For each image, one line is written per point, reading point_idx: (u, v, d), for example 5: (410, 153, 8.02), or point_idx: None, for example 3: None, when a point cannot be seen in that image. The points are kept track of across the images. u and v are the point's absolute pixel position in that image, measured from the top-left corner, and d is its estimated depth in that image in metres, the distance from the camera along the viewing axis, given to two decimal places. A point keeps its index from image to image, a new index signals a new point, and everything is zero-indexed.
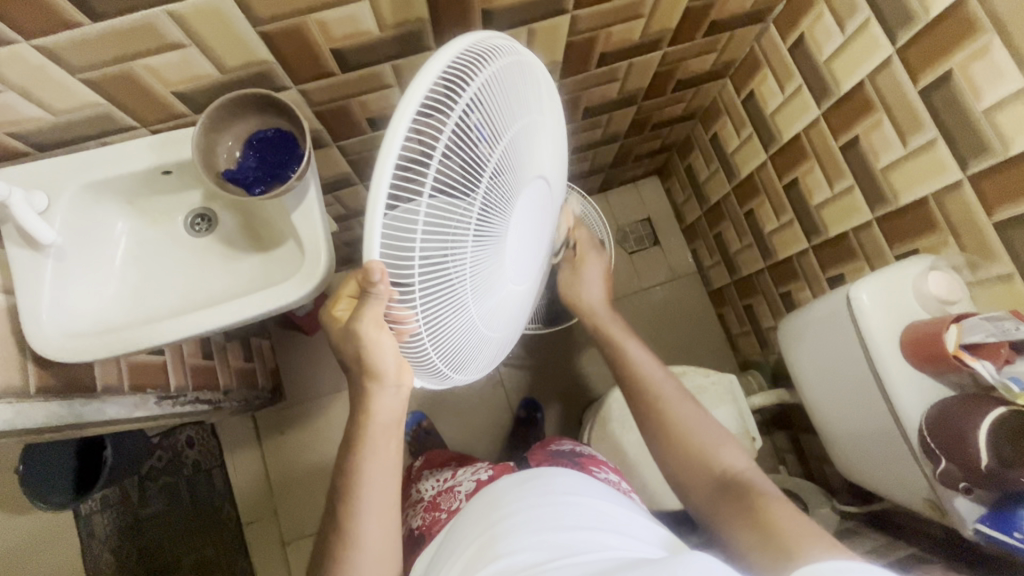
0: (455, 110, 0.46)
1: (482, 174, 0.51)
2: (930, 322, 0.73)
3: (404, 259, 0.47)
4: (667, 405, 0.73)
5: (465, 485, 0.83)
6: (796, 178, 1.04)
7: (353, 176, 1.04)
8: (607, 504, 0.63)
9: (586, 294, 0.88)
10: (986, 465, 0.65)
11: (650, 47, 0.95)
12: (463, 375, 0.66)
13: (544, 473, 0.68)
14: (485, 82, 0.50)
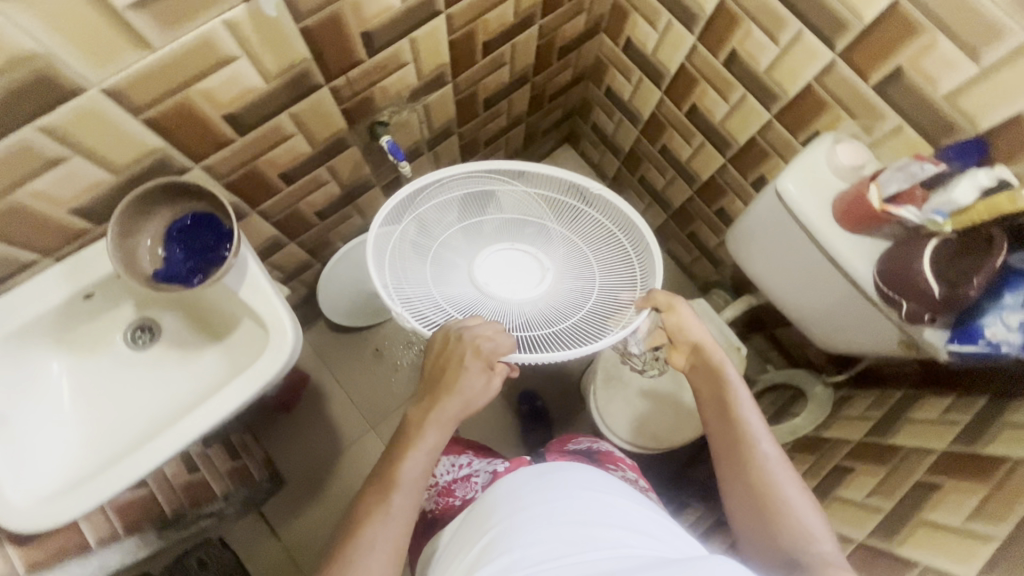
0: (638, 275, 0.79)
1: (570, 282, 0.81)
2: (855, 188, 0.80)
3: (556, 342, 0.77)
4: (758, 461, 0.68)
5: (482, 476, 0.82)
6: (694, 102, 1.10)
7: (281, 237, 1.00)
8: (627, 500, 0.63)
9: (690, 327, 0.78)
10: (940, 294, 0.73)
11: (527, 23, 0.97)
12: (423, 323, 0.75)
13: (559, 469, 0.69)
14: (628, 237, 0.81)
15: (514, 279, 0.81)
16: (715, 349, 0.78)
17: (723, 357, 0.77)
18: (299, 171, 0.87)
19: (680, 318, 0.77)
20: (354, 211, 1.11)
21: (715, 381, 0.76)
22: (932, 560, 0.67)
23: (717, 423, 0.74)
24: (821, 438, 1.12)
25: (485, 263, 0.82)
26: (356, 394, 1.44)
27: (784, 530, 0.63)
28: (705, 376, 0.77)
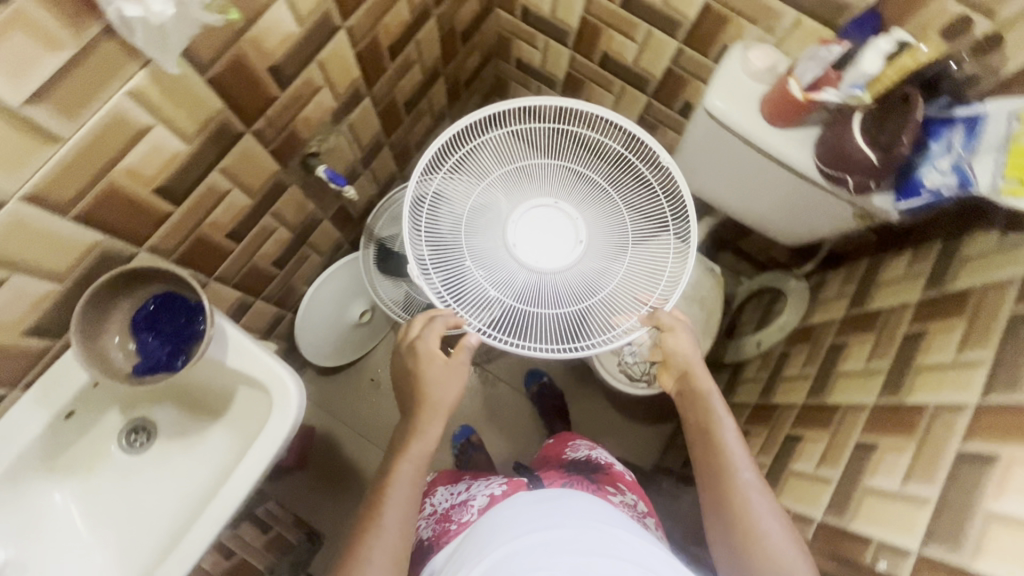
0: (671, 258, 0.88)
1: (597, 258, 0.89)
2: (776, 86, 0.84)
3: (565, 324, 0.87)
4: (740, 490, 0.71)
5: (477, 498, 0.81)
6: (604, 49, 1.13)
7: (248, 293, 1.00)
8: (630, 535, 0.66)
9: (681, 348, 0.83)
10: (877, 160, 0.78)
11: (423, 16, 0.97)
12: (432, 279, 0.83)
13: (562, 498, 0.72)
14: (666, 217, 0.89)
15: (547, 248, 0.88)
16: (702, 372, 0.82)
17: (710, 384, 0.80)
18: (245, 226, 0.85)
19: (678, 338, 0.83)
20: (310, 249, 1.13)
21: (702, 407, 0.80)
22: (938, 399, 0.74)
23: (703, 450, 0.77)
24: (810, 327, 1.19)
25: (521, 222, 0.88)
26: (370, 429, 1.41)
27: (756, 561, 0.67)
28: (695, 400, 0.81)
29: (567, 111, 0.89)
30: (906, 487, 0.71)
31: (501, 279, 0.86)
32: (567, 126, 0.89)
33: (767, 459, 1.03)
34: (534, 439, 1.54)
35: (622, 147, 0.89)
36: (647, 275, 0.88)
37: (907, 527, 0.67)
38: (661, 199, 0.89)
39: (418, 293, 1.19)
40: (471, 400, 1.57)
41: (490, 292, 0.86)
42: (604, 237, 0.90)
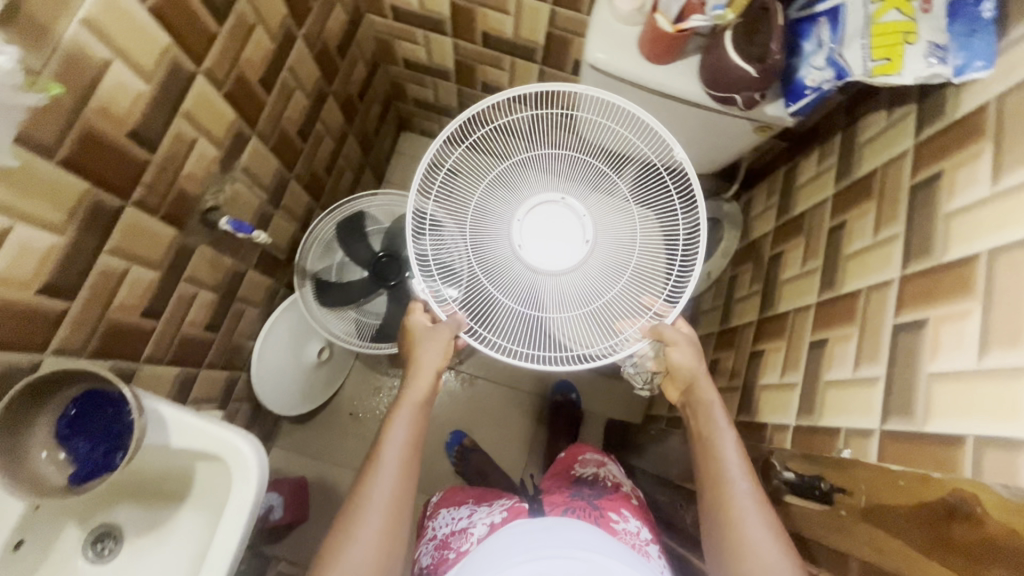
0: (679, 266, 0.84)
1: (604, 266, 0.86)
2: (647, 25, 0.85)
3: (553, 341, 0.85)
4: (736, 497, 0.71)
5: (477, 528, 0.83)
6: (482, 27, 1.14)
7: (186, 367, 0.95)
8: (622, 566, 0.63)
9: (683, 363, 0.82)
10: (756, 71, 0.78)
11: (289, 41, 0.94)
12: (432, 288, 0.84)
13: (555, 525, 0.70)
14: (676, 221, 0.85)
15: (552, 246, 0.85)
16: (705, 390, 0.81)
17: (717, 402, 0.80)
18: (160, 300, 0.82)
19: (682, 354, 0.81)
20: (243, 303, 1.09)
21: (702, 414, 0.80)
22: (868, 281, 0.77)
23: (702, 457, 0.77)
24: (749, 245, 1.22)
25: (526, 219, 0.86)
26: (359, 459, 1.45)
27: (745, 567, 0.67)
28: (699, 410, 0.80)
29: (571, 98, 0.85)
30: (858, 372, 0.73)
31: (497, 284, 0.85)
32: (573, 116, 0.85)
33: (739, 381, 1.06)
34: (526, 424, 1.55)
35: (632, 134, 0.86)
36: (653, 289, 0.85)
37: (865, 410, 0.70)
38: (672, 195, 0.85)
39: (366, 315, 1.21)
40: (454, 404, 1.56)
41: (489, 296, 0.85)
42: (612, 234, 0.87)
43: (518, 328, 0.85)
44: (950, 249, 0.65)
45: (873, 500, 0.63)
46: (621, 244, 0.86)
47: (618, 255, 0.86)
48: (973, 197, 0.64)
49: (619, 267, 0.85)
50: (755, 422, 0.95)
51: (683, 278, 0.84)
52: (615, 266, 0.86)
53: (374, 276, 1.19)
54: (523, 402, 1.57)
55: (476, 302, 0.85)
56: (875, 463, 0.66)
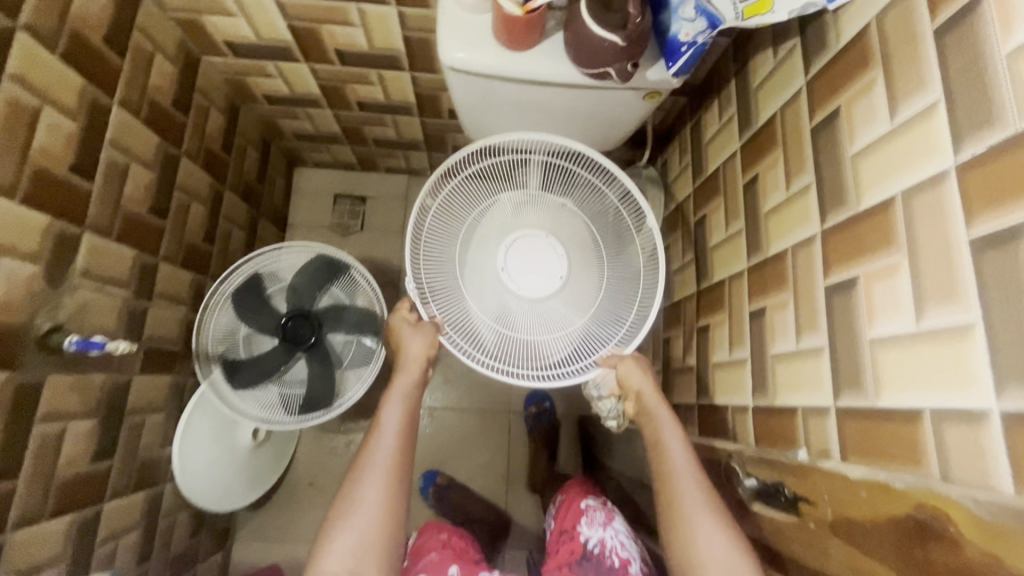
0: (635, 309, 0.91)
1: (569, 304, 0.93)
2: (496, 12, 0.75)
3: (513, 362, 0.90)
4: (689, 506, 0.73)
5: None
6: (332, 46, 1.02)
7: (81, 509, 0.83)
8: None
9: (634, 383, 0.87)
10: (625, 38, 0.70)
11: (101, 112, 0.81)
12: (426, 295, 0.89)
13: None
14: (637, 266, 0.93)
15: (527, 277, 0.92)
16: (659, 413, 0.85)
17: (665, 413, 0.84)
18: (5, 454, 0.69)
19: (644, 381, 0.87)
20: (140, 415, 0.96)
21: (654, 427, 0.84)
22: (792, 240, 0.71)
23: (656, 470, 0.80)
24: (673, 213, 1.16)
25: (509, 249, 0.93)
26: None
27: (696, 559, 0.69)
28: (652, 422, 0.84)
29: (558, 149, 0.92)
30: (801, 343, 0.68)
31: (477, 302, 0.91)
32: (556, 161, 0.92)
33: (692, 360, 1.00)
34: (498, 444, 1.47)
35: (600, 179, 0.93)
36: (613, 330, 0.92)
37: (816, 384, 0.65)
38: (636, 237, 0.93)
39: (289, 386, 1.10)
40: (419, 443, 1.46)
41: (466, 310, 0.90)
42: (582, 274, 0.94)
43: (486, 343, 0.90)
44: (863, 195, 0.60)
45: (840, 513, 0.59)
46: (587, 286, 0.93)
47: (584, 296, 0.93)
48: (874, 134, 0.59)
49: (583, 307, 0.93)
50: (714, 404, 0.89)
51: (640, 319, 0.92)
52: (579, 305, 0.93)
53: (287, 342, 1.08)
54: (490, 422, 1.48)
55: (454, 330, 0.90)
56: (839, 463, 0.60)
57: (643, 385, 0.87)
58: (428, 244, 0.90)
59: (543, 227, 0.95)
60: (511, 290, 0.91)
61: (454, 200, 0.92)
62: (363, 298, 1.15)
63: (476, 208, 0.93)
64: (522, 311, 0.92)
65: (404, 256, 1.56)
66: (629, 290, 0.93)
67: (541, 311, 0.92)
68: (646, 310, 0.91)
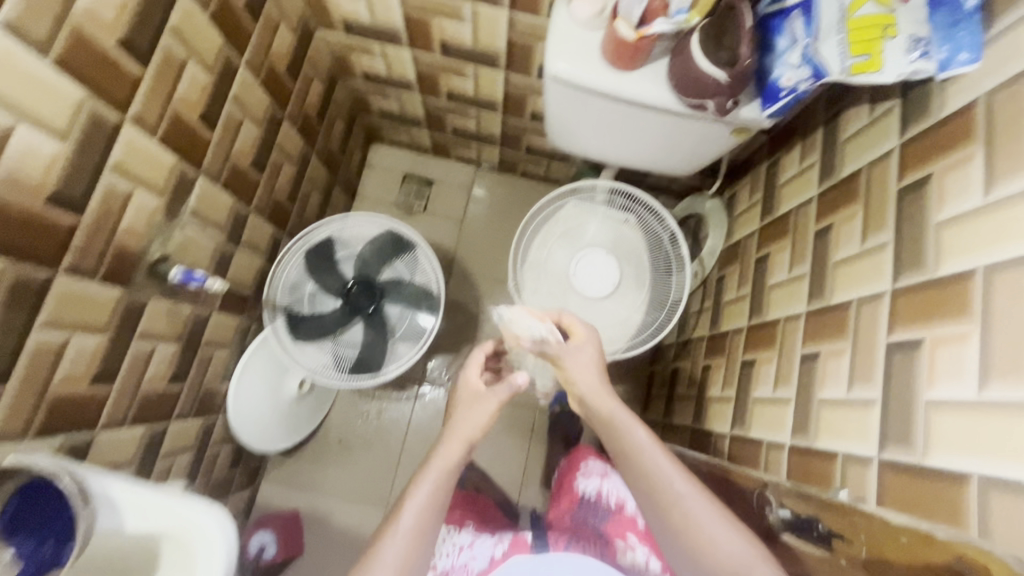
0: (662, 323, 1.14)
1: (617, 311, 1.15)
2: (608, 32, 0.80)
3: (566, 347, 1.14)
4: (678, 498, 0.68)
5: (477, 563, 0.87)
6: (440, 38, 1.08)
7: (152, 425, 0.92)
8: None
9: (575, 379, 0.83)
10: (728, 77, 0.75)
11: (230, 72, 0.89)
12: (522, 283, 1.17)
13: None
14: (673, 291, 1.14)
15: (593, 282, 1.13)
16: (599, 390, 0.81)
17: (611, 403, 0.79)
18: (111, 364, 0.78)
19: (576, 377, 0.83)
20: (210, 349, 1.05)
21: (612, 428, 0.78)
22: (858, 292, 0.72)
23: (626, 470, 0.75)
24: (733, 244, 1.19)
25: (584, 257, 1.15)
26: (348, 488, 1.43)
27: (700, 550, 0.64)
28: (601, 414, 0.80)
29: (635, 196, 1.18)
30: (852, 393, 0.69)
31: (551, 290, 1.16)
32: (636, 200, 1.17)
33: (731, 392, 1.01)
34: (520, 439, 1.51)
35: (660, 219, 1.17)
36: (641, 334, 1.14)
37: (862, 434, 0.65)
38: (679, 267, 1.14)
39: (343, 346, 1.17)
40: None
41: (541, 295, 1.16)
42: (632, 284, 1.16)
43: None
44: (943, 262, 0.60)
45: (873, 555, 0.58)
46: (633, 299, 1.15)
47: (628, 307, 1.15)
48: (965, 207, 0.59)
49: (627, 316, 1.15)
50: (748, 436, 0.91)
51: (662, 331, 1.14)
52: (625, 314, 1.15)
53: (348, 306, 1.16)
54: (515, 415, 1.53)
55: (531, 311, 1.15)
56: (874, 509, 0.60)
57: (586, 367, 0.83)
58: (532, 238, 1.18)
59: (614, 245, 1.17)
60: (578, 290, 1.14)
61: (559, 210, 1.19)
62: (422, 276, 1.21)
63: (573, 221, 1.18)
64: (582, 308, 1.15)
65: (460, 243, 1.61)
66: (662, 307, 1.15)
67: (592, 308, 1.14)
68: (666, 326, 1.13)
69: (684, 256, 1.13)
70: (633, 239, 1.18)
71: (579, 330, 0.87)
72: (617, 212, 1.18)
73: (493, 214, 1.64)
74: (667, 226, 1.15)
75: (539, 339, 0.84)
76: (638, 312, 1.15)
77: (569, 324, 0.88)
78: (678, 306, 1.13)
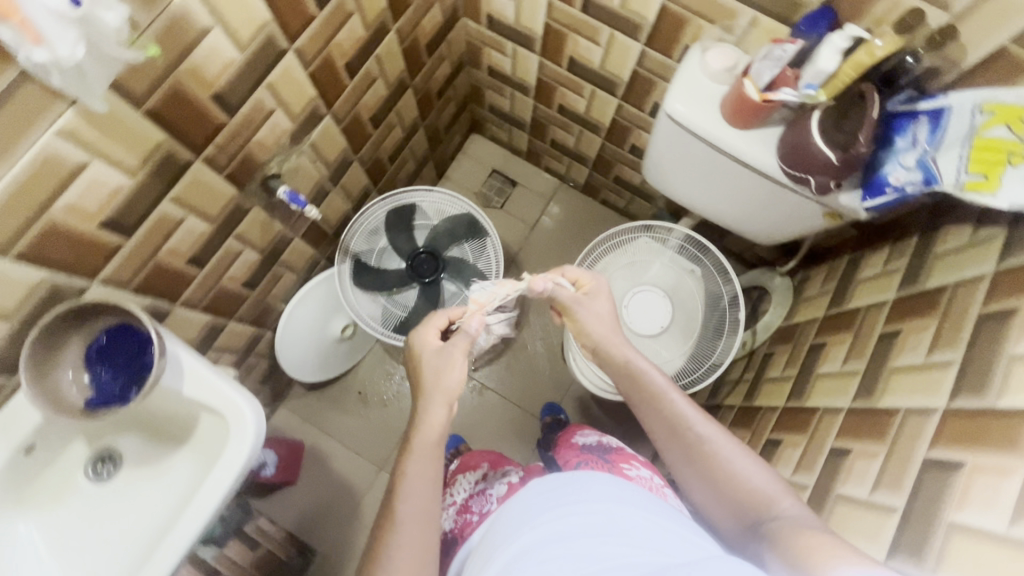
0: (697, 379, 1.13)
1: (656, 354, 1.16)
2: (733, 89, 0.84)
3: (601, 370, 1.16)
4: (699, 434, 0.70)
5: (497, 488, 0.78)
6: (570, 55, 1.14)
7: (216, 319, 1.01)
8: (620, 504, 0.59)
9: (587, 326, 0.83)
10: (837, 159, 0.77)
11: (381, 34, 0.98)
12: None
13: (574, 479, 0.64)
14: (716, 351, 1.13)
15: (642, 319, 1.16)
16: (612, 338, 0.82)
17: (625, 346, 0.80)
18: (206, 253, 0.87)
19: (588, 326, 0.83)
20: (282, 269, 1.14)
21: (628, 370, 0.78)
22: (907, 402, 0.72)
23: (649, 416, 0.74)
24: (792, 324, 1.18)
25: (640, 294, 1.18)
26: (353, 438, 1.49)
27: (724, 479, 0.66)
28: (613, 361, 0.80)
29: (707, 250, 1.19)
30: (874, 496, 0.68)
31: None
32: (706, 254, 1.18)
33: None
34: None
35: (725, 278, 1.16)
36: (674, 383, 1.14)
37: (874, 538, 0.64)
38: (730, 330, 1.13)
39: (395, 305, 1.24)
40: (460, 411, 1.47)
41: None
42: (677, 333, 1.17)
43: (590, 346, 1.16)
44: (1004, 394, 0.59)
45: None
46: (674, 348, 1.16)
47: (668, 354, 1.16)
48: None
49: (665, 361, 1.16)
50: None
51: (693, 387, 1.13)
52: (662, 359, 1.16)
53: (410, 269, 1.23)
54: None
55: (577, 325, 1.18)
56: None
57: (599, 317, 0.84)
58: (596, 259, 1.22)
59: (672, 291, 1.19)
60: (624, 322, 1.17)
61: (630, 242, 1.22)
62: (484, 263, 1.27)
63: (640, 255, 1.21)
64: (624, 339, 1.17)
65: (524, 247, 1.67)
66: (701, 364, 1.14)
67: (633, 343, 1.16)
68: (699, 384, 1.12)
69: (737, 320, 1.12)
70: (692, 290, 1.19)
71: (587, 278, 0.87)
72: (684, 260, 1.20)
73: (563, 230, 1.68)
74: (730, 287, 1.15)
75: (551, 291, 0.84)
76: (676, 362, 1.15)
77: (576, 276, 0.88)
78: (718, 367, 1.12)
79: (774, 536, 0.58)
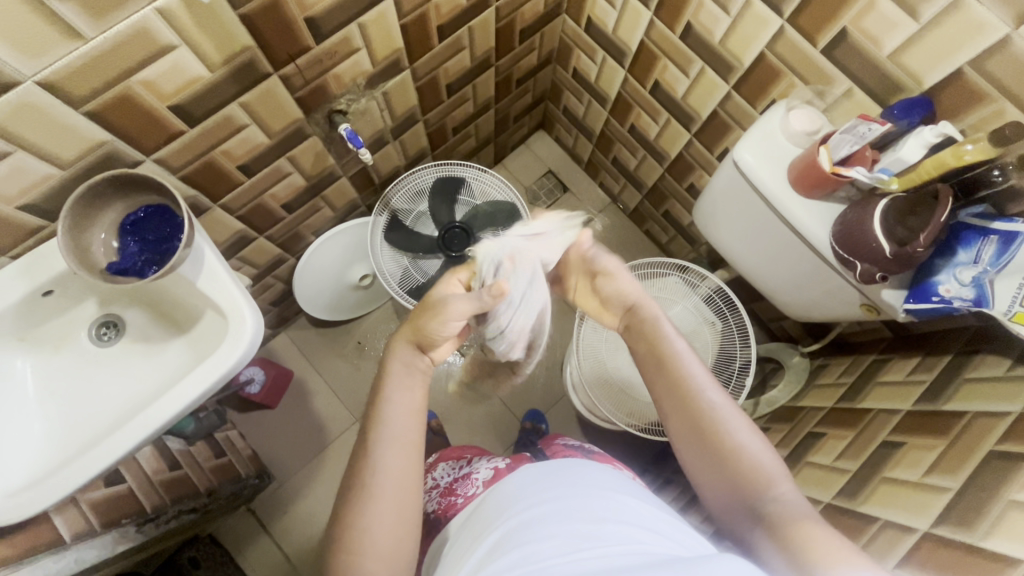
0: None
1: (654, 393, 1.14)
2: (806, 153, 0.82)
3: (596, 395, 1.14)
4: (710, 408, 0.66)
5: (483, 472, 0.77)
6: (656, 78, 1.13)
7: (248, 230, 1.04)
8: (627, 498, 0.60)
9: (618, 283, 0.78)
10: (890, 251, 0.75)
11: (481, 7, 1.00)
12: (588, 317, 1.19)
13: (567, 467, 0.66)
14: None
15: None
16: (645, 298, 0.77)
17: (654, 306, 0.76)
18: (256, 164, 0.90)
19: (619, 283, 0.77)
20: (322, 203, 1.17)
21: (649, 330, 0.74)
22: (890, 514, 0.69)
23: (664, 388, 0.70)
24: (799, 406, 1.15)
25: None
26: (340, 383, 1.51)
27: (728, 459, 0.64)
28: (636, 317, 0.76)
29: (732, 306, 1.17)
30: None
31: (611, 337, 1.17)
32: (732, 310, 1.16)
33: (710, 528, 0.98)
34: None
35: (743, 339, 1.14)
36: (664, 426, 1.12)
37: None
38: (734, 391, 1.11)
39: (417, 269, 1.25)
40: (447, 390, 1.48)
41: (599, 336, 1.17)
42: None
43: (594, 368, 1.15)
44: (992, 536, 0.56)
45: None
46: None
47: None
48: None
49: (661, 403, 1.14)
50: None
51: None
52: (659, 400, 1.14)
53: (439, 239, 1.23)
54: None
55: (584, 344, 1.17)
56: None
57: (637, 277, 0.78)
58: None
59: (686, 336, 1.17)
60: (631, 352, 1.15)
61: (659, 277, 1.20)
62: None
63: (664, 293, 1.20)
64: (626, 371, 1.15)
65: None
66: None
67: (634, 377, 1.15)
68: None
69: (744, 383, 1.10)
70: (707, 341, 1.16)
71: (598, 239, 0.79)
72: (708, 310, 1.18)
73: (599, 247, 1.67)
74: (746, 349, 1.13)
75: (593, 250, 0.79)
76: None
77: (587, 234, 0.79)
78: None
79: (775, 530, 0.57)
